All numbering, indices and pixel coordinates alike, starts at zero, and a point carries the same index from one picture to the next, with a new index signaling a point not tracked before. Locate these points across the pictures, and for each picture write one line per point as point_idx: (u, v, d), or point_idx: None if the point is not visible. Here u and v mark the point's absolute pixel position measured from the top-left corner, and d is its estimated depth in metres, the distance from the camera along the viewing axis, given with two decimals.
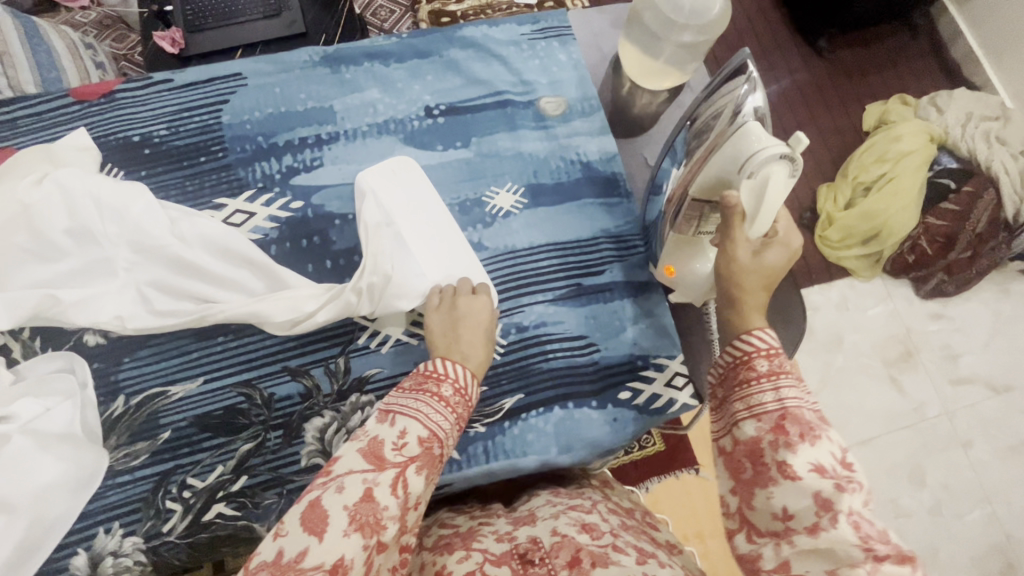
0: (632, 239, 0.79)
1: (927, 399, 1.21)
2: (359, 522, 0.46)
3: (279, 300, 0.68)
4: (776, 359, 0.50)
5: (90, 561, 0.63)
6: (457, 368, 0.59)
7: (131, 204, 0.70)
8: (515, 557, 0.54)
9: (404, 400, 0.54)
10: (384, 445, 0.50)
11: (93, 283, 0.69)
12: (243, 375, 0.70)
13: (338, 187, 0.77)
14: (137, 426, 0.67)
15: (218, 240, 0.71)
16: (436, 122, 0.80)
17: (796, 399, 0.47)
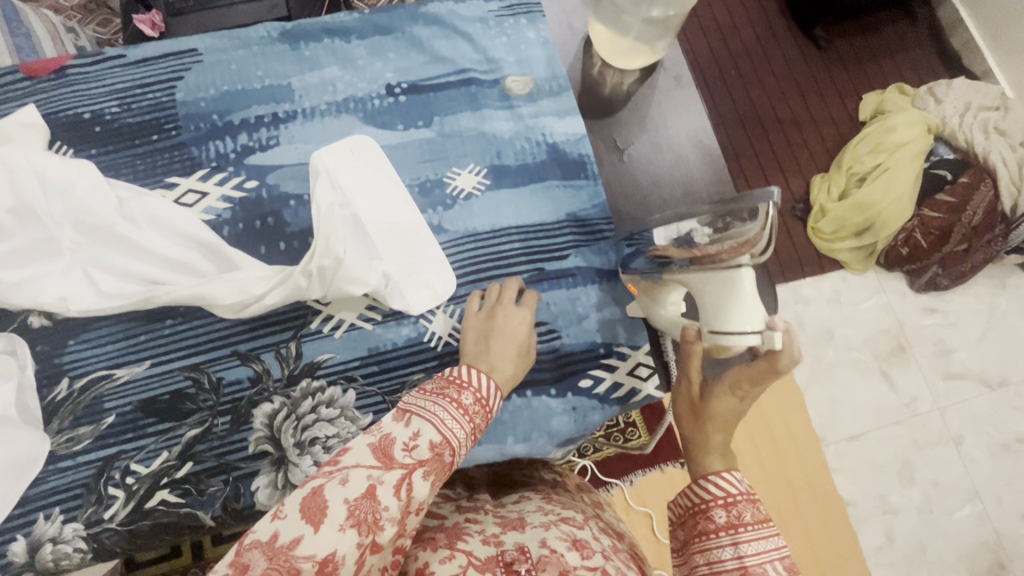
0: (597, 223, 0.76)
1: (918, 394, 1.18)
2: (356, 518, 0.38)
3: (227, 279, 0.66)
4: (734, 507, 0.44)
5: (29, 547, 0.61)
6: (480, 377, 0.52)
7: (76, 181, 0.67)
8: (500, 565, 0.45)
9: (422, 401, 0.47)
10: (395, 444, 0.42)
11: (34, 263, 0.66)
12: (190, 359, 0.68)
13: (295, 166, 0.75)
14: (80, 410, 0.65)
15: (168, 220, 0.68)
16: (398, 101, 0.78)
17: (759, 558, 0.41)
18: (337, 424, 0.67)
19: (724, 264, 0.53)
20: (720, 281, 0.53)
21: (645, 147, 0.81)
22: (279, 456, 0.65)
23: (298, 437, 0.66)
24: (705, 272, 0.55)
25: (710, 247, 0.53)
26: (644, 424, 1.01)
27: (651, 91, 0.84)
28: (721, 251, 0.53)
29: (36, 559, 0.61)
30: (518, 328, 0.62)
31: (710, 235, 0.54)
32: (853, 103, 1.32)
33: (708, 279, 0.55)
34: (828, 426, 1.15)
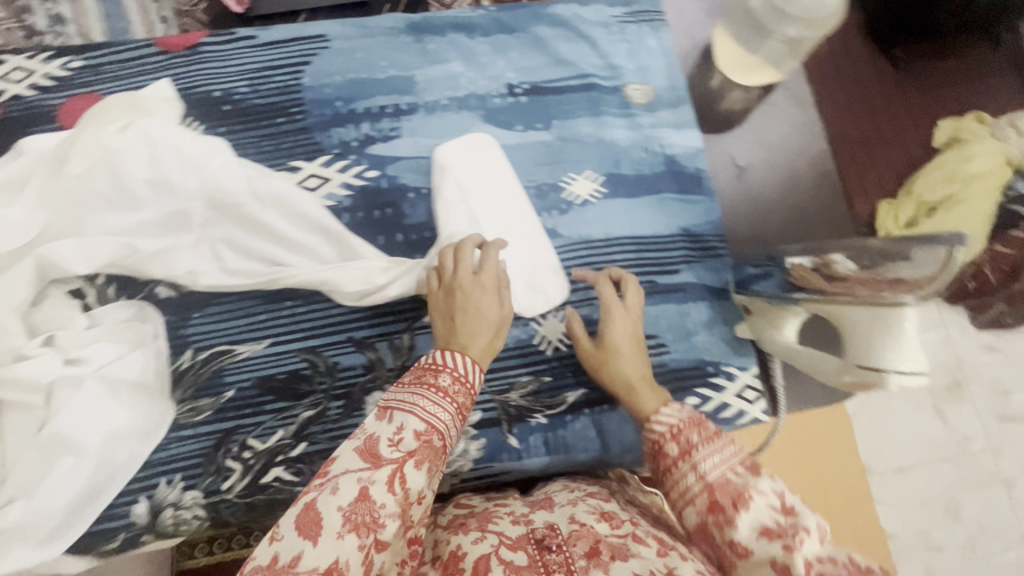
0: (711, 240, 0.75)
1: (971, 432, 1.10)
2: (353, 522, 0.42)
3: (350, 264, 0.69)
4: (682, 436, 0.50)
5: (151, 509, 0.64)
6: (458, 356, 0.52)
7: (211, 159, 0.69)
8: (532, 542, 0.51)
9: (400, 395, 0.49)
10: (380, 441, 0.45)
11: (164, 237, 0.68)
12: (308, 342, 0.69)
13: (414, 159, 0.75)
14: (202, 381, 0.68)
15: (296, 204, 0.70)
16: (518, 101, 0.78)
17: (715, 469, 0.47)
18: None
19: (884, 298, 0.53)
20: (875, 313, 0.54)
21: (764, 167, 0.80)
22: None
23: None
24: (859, 306, 0.55)
25: (860, 276, 0.55)
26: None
27: (771, 108, 0.82)
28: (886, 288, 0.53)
29: (157, 522, 0.63)
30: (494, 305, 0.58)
31: (857, 268, 0.56)
32: (929, 124, 1.09)
33: (865, 313, 0.55)
34: (873, 455, 1.09)
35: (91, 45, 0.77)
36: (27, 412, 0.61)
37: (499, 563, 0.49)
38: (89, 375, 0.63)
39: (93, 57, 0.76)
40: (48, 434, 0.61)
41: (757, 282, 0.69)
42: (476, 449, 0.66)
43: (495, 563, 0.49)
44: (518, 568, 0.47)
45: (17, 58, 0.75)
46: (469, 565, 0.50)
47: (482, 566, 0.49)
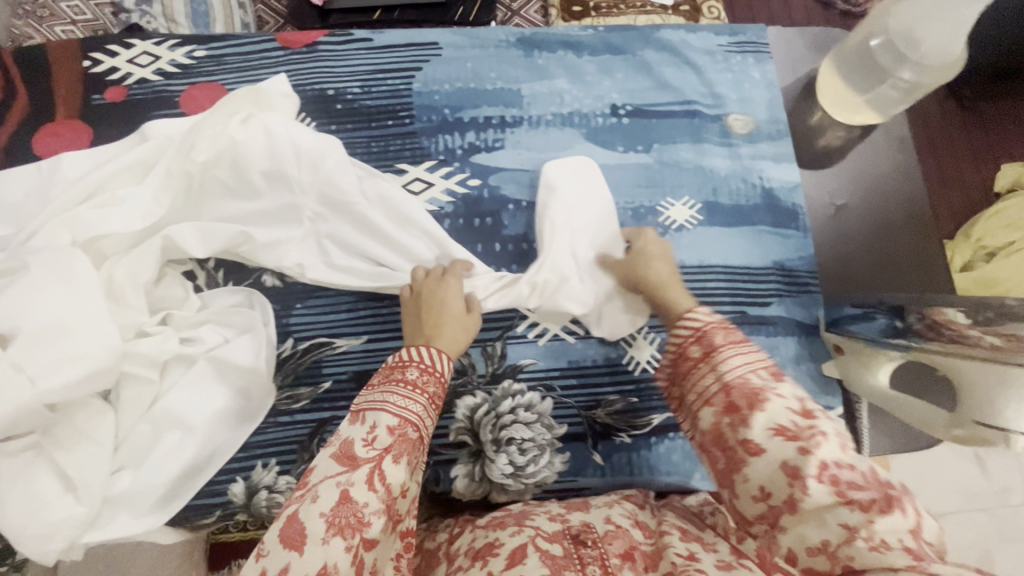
0: (803, 275, 0.75)
1: (1009, 483, 1.16)
2: (337, 526, 0.42)
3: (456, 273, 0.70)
4: (706, 338, 0.50)
5: (246, 490, 0.66)
6: (426, 351, 0.55)
7: (328, 156, 0.71)
8: (567, 537, 0.52)
9: (371, 395, 0.50)
10: (355, 444, 0.46)
11: (280, 232, 0.71)
12: (403, 341, 0.71)
13: (515, 171, 0.77)
14: (301, 370, 0.70)
15: (401, 204, 0.72)
16: (621, 122, 0.79)
17: (737, 370, 0.46)
18: (534, 428, 0.69)
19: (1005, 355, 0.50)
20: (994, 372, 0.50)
21: (858, 207, 0.80)
22: (477, 448, 0.68)
23: (495, 434, 0.68)
24: (982, 363, 0.52)
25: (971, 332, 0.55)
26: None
27: (869, 147, 0.82)
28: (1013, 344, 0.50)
29: (252, 503, 0.66)
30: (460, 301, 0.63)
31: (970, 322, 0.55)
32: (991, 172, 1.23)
33: (987, 371, 0.51)
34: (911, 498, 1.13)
35: (217, 36, 0.81)
36: (142, 385, 0.63)
37: (536, 550, 0.49)
38: (201, 355, 0.66)
39: (217, 48, 0.80)
40: (161, 408, 0.63)
41: (854, 322, 0.69)
42: (561, 461, 0.68)
43: (532, 550, 0.48)
44: (553, 556, 0.48)
45: (144, 43, 0.79)
46: (504, 552, 0.49)
47: (517, 552, 0.48)
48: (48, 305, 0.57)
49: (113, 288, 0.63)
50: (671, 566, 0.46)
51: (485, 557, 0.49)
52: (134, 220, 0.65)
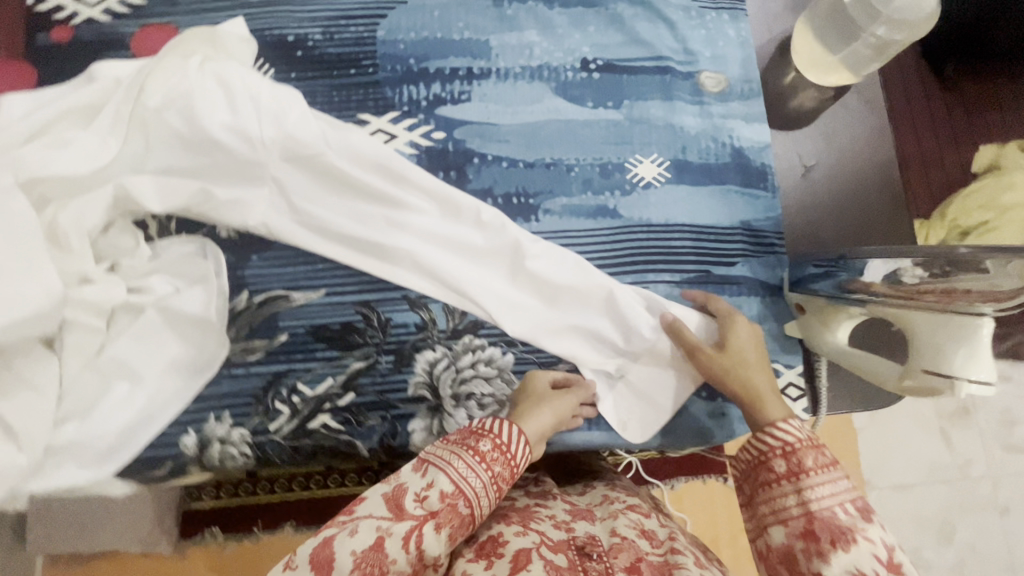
0: (769, 236, 0.75)
1: (974, 456, 1.19)
2: (361, 569, 0.46)
3: (437, 240, 0.70)
4: (794, 456, 0.52)
5: (198, 442, 0.65)
6: (505, 425, 0.55)
7: (290, 112, 0.69)
8: (572, 548, 0.55)
9: (440, 450, 0.53)
10: (407, 494, 0.50)
11: (239, 189, 0.69)
12: (363, 295, 0.70)
13: (481, 125, 0.75)
14: (256, 323, 0.68)
15: (368, 152, 0.70)
16: (591, 77, 0.77)
17: (823, 501, 0.49)
18: (494, 384, 0.69)
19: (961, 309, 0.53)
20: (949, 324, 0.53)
21: (827, 169, 0.79)
22: (435, 403, 0.68)
23: (454, 389, 0.68)
24: (928, 312, 0.55)
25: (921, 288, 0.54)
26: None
27: (845, 111, 0.81)
28: (961, 298, 0.52)
29: (204, 455, 0.65)
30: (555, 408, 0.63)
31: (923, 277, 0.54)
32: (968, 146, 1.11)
33: (937, 322, 0.54)
34: (876, 471, 1.16)
35: None
36: (85, 334, 0.61)
37: (540, 557, 0.52)
38: (149, 304, 0.64)
39: None
40: (108, 356, 0.62)
41: (816, 280, 0.67)
42: None
43: (536, 557, 0.52)
44: (558, 565, 0.51)
45: None
46: (509, 553, 0.53)
47: (523, 556, 0.52)
48: None
49: (56, 233, 0.61)
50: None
51: (491, 556, 0.53)
52: (79, 164, 0.63)
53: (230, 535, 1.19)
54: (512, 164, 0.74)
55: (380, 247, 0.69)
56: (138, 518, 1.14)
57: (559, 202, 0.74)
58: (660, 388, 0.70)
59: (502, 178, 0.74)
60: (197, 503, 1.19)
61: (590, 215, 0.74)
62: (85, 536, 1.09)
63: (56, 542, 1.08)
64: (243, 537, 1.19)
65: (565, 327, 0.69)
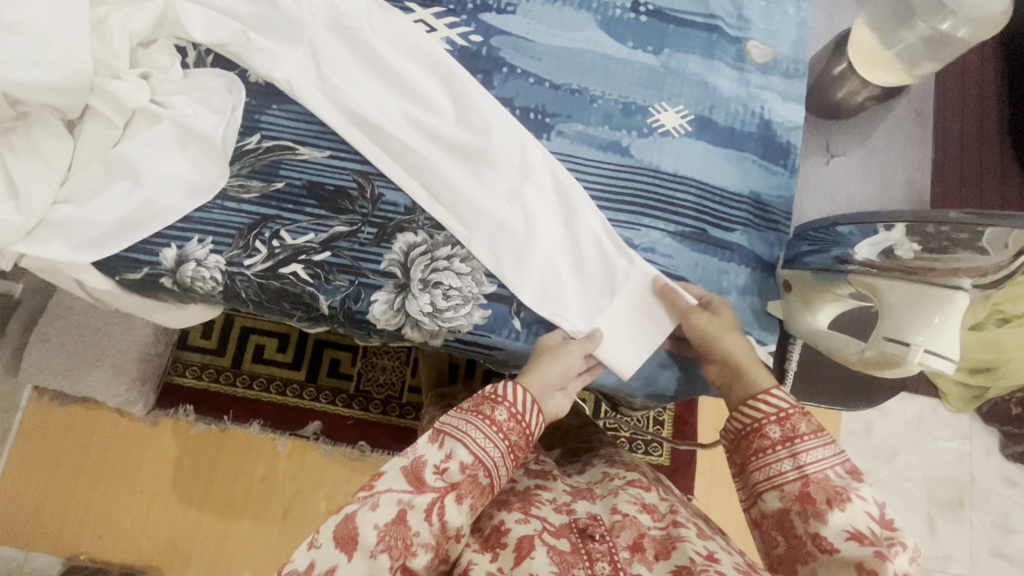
0: (775, 213, 0.73)
1: (956, 552, 1.20)
2: (386, 543, 0.48)
3: (444, 141, 0.71)
4: (787, 422, 0.54)
5: (176, 258, 0.68)
6: (520, 392, 0.56)
7: None
8: (573, 531, 0.59)
9: (456, 420, 0.55)
10: (426, 467, 0.52)
11: (275, 41, 0.71)
12: (364, 167, 0.72)
13: (519, 38, 0.76)
14: (259, 166, 0.71)
15: (410, 42, 0.73)
16: (638, 19, 0.77)
17: (817, 464, 0.51)
18: (464, 280, 0.69)
19: (943, 283, 0.56)
20: (931, 297, 0.56)
21: (851, 161, 0.81)
22: (403, 282, 0.69)
23: (424, 274, 0.69)
24: (907, 283, 0.58)
25: (915, 262, 0.57)
26: (670, 427, 1.20)
27: (885, 135, 0.82)
28: (942, 271, 0.55)
29: (178, 271, 0.67)
30: (575, 371, 0.63)
31: (918, 251, 0.56)
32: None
33: (912, 292, 0.57)
34: None
35: None
36: (104, 126, 0.66)
37: (543, 544, 0.56)
38: (166, 116, 0.67)
39: None
40: (116, 152, 0.66)
41: (807, 256, 0.67)
42: (480, 316, 0.68)
43: (539, 544, 0.56)
44: (561, 552, 0.55)
45: None
46: (512, 542, 0.57)
47: (525, 544, 0.56)
48: (30, 8, 0.59)
49: (102, 29, 0.65)
50: (688, 562, 0.53)
51: (495, 548, 0.57)
52: None
53: (201, 416, 1.23)
54: (538, 82, 0.75)
55: (388, 133, 0.71)
56: (123, 374, 1.17)
57: (574, 127, 0.74)
58: (630, 345, 0.68)
59: (525, 93, 0.75)
60: (178, 377, 1.24)
61: (600, 148, 0.74)
62: (81, 370, 1.18)
63: (59, 372, 1.19)
64: (212, 421, 1.23)
65: (541, 257, 0.69)
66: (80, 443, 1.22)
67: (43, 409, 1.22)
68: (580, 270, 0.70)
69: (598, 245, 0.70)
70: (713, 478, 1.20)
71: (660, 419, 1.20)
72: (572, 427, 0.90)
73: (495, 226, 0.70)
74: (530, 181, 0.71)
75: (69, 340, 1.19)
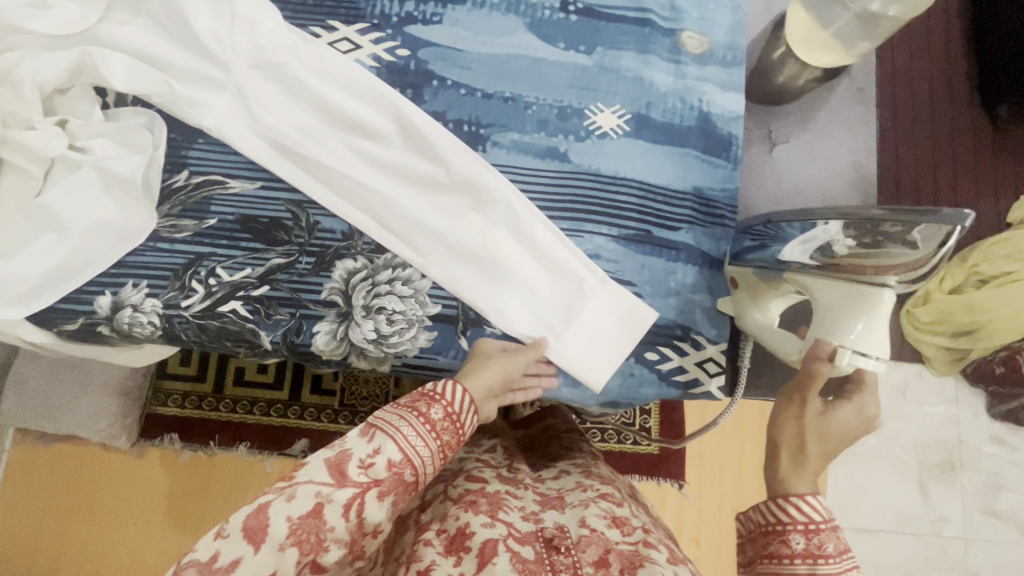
0: (720, 207, 0.72)
1: (949, 515, 1.20)
2: (297, 537, 0.49)
3: (385, 168, 0.70)
4: (815, 536, 0.46)
5: (112, 305, 0.66)
6: (456, 392, 0.57)
7: (261, 13, 0.70)
8: (539, 540, 0.58)
9: (390, 416, 0.55)
10: (351, 461, 0.52)
11: (198, 88, 0.69)
12: (298, 195, 0.70)
13: (447, 49, 0.74)
14: (189, 204, 0.69)
15: (337, 71, 0.71)
16: (568, 18, 0.75)
17: None
18: (407, 303, 0.68)
19: (870, 279, 0.55)
20: (863, 296, 0.56)
21: (796, 150, 0.79)
22: (346, 310, 0.67)
23: (366, 300, 0.68)
24: (837, 281, 0.57)
25: (847, 259, 0.56)
26: (657, 417, 1.20)
27: (827, 118, 0.80)
28: (873, 267, 0.54)
29: (115, 318, 0.66)
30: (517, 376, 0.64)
31: (853, 246, 0.54)
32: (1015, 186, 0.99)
33: (843, 292, 0.57)
34: (843, 510, 1.20)
35: None
36: (23, 178, 0.64)
37: (506, 550, 0.55)
38: (86, 162, 0.66)
39: None
40: (38, 204, 0.64)
41: (750, 252, 0.66)
42: (426, 338, 0.67)
43: (502, 550, 0.55)
44: (524, 560, 0.55)
45: None
46: (475, 546, 0.56)
47: (489, 549, 0.55)
48: None
49: (10, 80, 0.63)
50: None
51: (459, 552, 0.56)
52: (54, 26, 0.66)
53: (187, 444, 1.22)
54: (470, 92, 0.73)
55: (325, 165, 0.69)
56: (107, 410, 1.19)
57: (510, 136, 0.72)
58: (586, 363, 0.68)
59: (457, 104, 0.73)
60: (161, 408, 1.22)
61: (538, 155, 0.72)
62: (63, 409, 1.19)
63: (37, 412, 1.19)
64: (199, 448, 1.22)
65: (492, 280, 0.69)
66: (67, 482, 1.21)
67: (26, 455, 1.21)
68: (536, 290, 0.69)
69: (547, 265, 0.69)
70: (704, 464, 1.21)
71: (647, 409, 1.20)
72: (554, 431, 0.90)
73: (443, 253, 0.69)
74: (475, 203, 0.70)
75: (45, 381, 1.19)
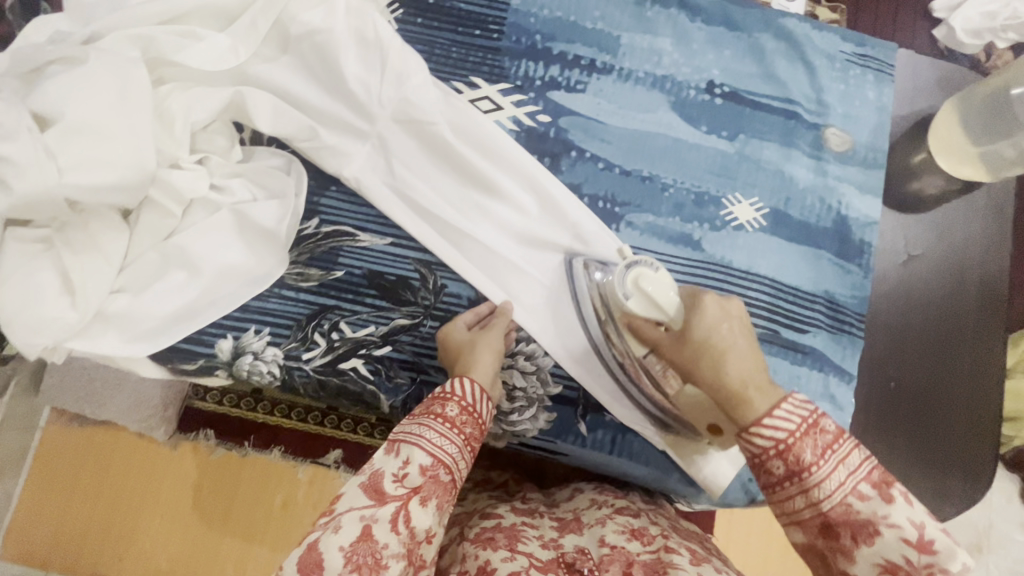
0: (851, 315, 0.71)
1: None
2: (354, 563, 0.44)
3: (517, 238, 0.69)
4: (790, 454, 0.42)
5: (233, 350, 0.65)
6: (469, 387, 0.54)
7: (412, 73, 0.68)
8: (561, 566, 0.52)
9: (409, 426, 0.51)
10: (385, 478, 0.48)
11: (341, 136, 0.68)
12: (427, 256, 0.69)
13: (588, 119, 0.73)
14: (317, 252, 0.68)
15: (480, 133, 0.69)
16: (713, 101, 0.74)
17: (835, 495, 0.41)
18: (529, 380, 0.66)
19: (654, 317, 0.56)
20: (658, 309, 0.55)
21: (933, 261, 0.75)
22: None
23: None
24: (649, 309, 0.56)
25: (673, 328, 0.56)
26: None
27: (951, 246, 0.75)
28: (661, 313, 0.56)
29: (235, 364, 0.65)
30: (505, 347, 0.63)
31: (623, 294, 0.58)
32: None
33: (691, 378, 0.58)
34: None
35: None
36: (163, 215, 0.63)
37: None
38: (226, 205, 0.65)
39: None
40: (173, 243, 0.63)
41: None
42: (546, 420, 0.66)
43: None
44: None
45: None
46: None
47: None
48: (91, 100, 0.55)
49: (163, 111, 0.62)
50: None
51: None
52: (205, 61, 0.63)
53: (222, 440, 1.08)
54: (608, 167, 0.72)
55: (457, 228, 0.68)
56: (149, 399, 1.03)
57: (645, 218, 0.71)
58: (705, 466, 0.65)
59: (594, 179, 0.71)
60: (199, 402, 1.08)
61: (672, 241, 0.70)
62: (102, 395, 1.03)
63: (78, 396, 1.03)
64: (232, 448, 1.08)
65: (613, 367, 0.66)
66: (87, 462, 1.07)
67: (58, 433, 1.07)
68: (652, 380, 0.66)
69: None
70: None
71: None
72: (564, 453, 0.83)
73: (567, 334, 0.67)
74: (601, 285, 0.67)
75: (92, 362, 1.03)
